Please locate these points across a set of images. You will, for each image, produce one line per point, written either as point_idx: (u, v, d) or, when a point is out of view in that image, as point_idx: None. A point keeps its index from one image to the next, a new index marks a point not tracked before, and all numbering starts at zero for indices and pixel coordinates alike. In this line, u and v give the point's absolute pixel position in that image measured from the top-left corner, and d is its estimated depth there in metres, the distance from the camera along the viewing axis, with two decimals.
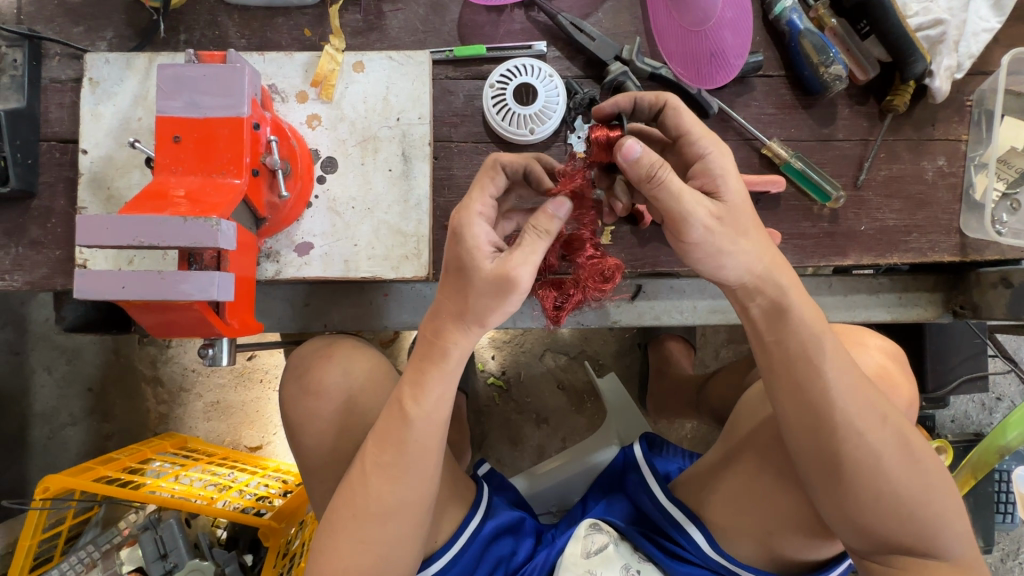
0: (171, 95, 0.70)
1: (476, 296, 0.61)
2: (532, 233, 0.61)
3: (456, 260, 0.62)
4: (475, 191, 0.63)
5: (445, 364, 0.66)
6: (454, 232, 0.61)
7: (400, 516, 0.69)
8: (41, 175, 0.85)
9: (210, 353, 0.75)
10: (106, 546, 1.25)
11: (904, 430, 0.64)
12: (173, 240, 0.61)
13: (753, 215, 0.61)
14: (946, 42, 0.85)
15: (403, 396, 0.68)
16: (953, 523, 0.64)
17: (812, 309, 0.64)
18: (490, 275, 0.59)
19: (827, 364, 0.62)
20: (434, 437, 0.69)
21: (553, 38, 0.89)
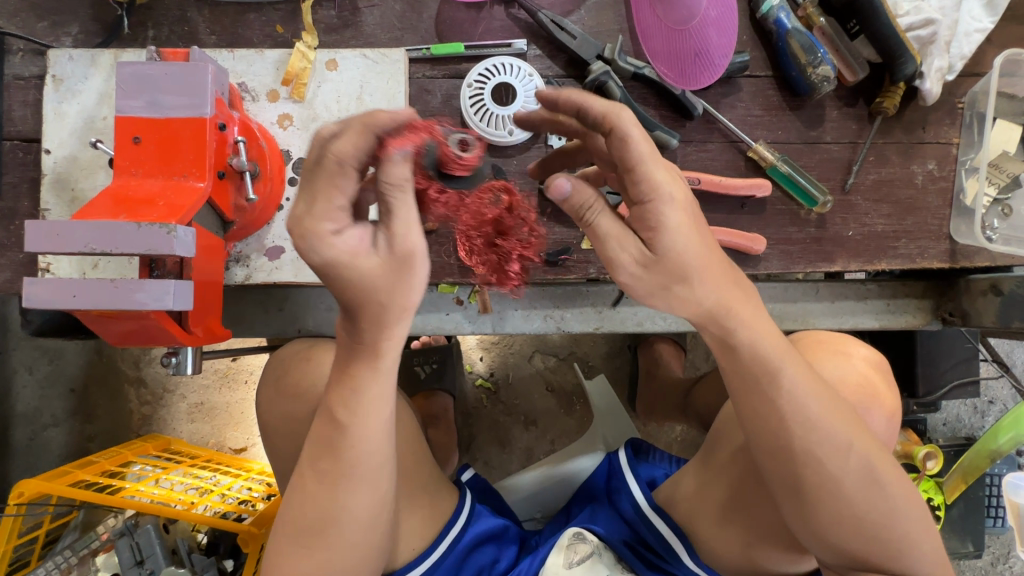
0: (131, 95, 0.68)
1: (374, 300, 0.54)
2: (391, 191, 0.53)
3: (335, 282, 0.53)
4: (306, 202, 0.50)
5: (376, 362, 0.61)
6: (318, 262, 0.51)
7: (346, 519, 0.66)
8: (5, 175, 0.82)
9: (173, 361, 0.72)
10: (83, 551, 1.22)
11: (873, 458, 0.61)
12: (127, 246, 0.58)
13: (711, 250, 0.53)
14: (937, 43, 0.82)
15: (332, 402, 0.63)
16: (922, 543, 0.63)
17: (770, 328, 0.59)
18: (384, 272, 0.53)
19: (788, 389, 0.59)
20: (375, 440, 0.65)
21: (534, 36, 0.86)
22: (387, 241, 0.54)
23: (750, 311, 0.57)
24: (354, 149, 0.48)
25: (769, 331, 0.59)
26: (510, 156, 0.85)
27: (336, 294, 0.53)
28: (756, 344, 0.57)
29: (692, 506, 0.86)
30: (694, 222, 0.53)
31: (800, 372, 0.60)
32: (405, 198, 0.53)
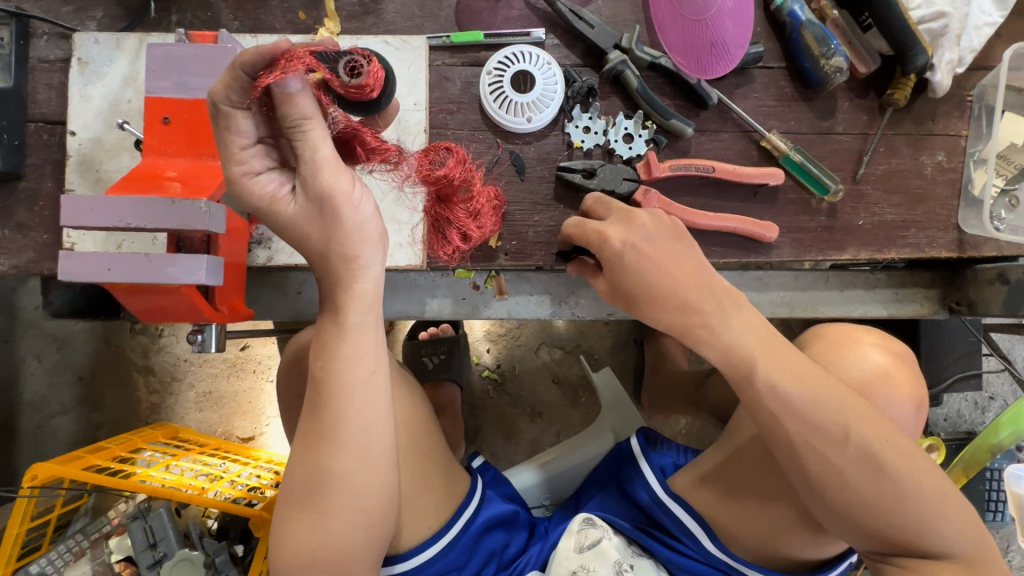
0: (161, 76, 0.69)
1: (308, 245, 0.64)
2: (295, 130, 0.58)
3: (274, 224, 0.64)
4: (227, 155, 0.60)
5: (341, 318, 0.67)
6: (253, 205, 0.62)
7: (336, 484, 0.69)
8: (29, 157, 0.83)
9: (199, 339, 0.74)
10: (95, 534, 1.25)
11: (871, 441, 0.62)
12: (160, 221, 0.61)
13: (648, 283, 0.65)
14: (948, 36, 0.84)
15: (312, 363, 0.69)
16: (942, 527, 0.63)
17: (739, 327, 0.64)
18: (304, 215, 0.62)
19: (766, 383, 0.63)
20: (363, 403, 0.69)
21: (552, 25, 0.87)
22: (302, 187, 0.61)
23: (721, 318, 0.64)
24: (229, 92, 0.56)
25: (738, 329, 0.64)
26: (528, 143, 0.86)
27: (282, 235, 0.65)
28: (724, 341, 0.64)
29: (707, 494, 0.86)
30: (647, 257, 0.66)
31: (779, 361, 0.63)
32: (306, 138, 0.59)
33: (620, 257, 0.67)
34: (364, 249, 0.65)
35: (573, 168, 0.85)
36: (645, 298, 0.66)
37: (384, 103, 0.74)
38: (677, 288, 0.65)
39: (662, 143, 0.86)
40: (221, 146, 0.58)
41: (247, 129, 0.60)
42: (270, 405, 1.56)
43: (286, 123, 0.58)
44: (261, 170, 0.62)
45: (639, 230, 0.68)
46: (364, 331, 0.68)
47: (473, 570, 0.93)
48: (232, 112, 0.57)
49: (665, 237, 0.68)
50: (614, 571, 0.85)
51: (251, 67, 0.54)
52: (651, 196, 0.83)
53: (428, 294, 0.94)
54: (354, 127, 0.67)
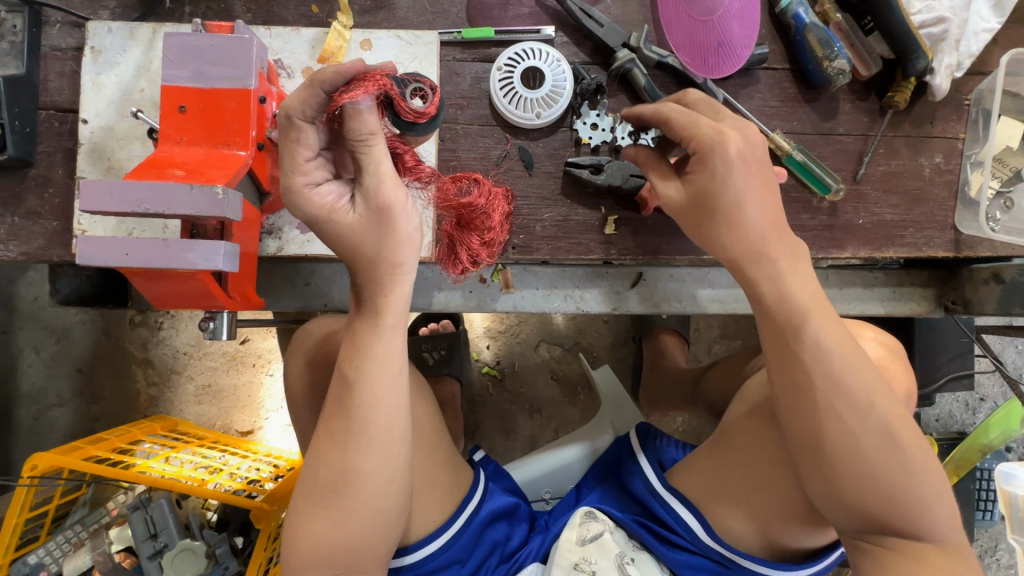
0: (178, 65, 0.69)
1: (360, 253, 0.66)
2: (360, 148, 0.60)
3: (328, 235, 0.66)
4: (291, 168, 0.62)
5: (377, 320, 0.69)
6: (306, 216, 0.64)
7: (359, 480, 0.69)
8: (39, 144, 0.83)
9: (210, 327, 0.75)
10: (94, 526, 1.22)
11: (895, 426, 0.62)
12: (178, 207, 0.61)
13: (740, 210, 0.65)
14: (947, 40, 0.86)
15: (343, 360, 0.70)
16: (937, 510, 0.63)
17: (797, 278, 0.65)
18: (361, 225, 0.64)
19: (810, 337, 0.63)
20: (392, 401, 0.70)
21: (562, 23, 0.89)
22: (361, 198, 0.64)
23: (774, 264, 0.65)
24: (304, 107, 0.59)
25: (795, 279, 0.65)
26: (536, 139, 0.88)
27: (331, 244, 0.67)
28: (785, 282, 0.64)
29: (704, 483, 0.87)
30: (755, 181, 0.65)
31: (826, 318, 0.64)
32: (371, 153, 0.61)
33: (728, 167, 0.65)
34: (410, 257, 0.67)
35: (581, 164, 0.86)
36: (733, 232, 0.66)
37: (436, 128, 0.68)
38: (759, 225, 0.65)
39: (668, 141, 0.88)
40: (287, 157, 0.61)
41: (313, 142, 0.62)
42: (269, 399, 1.56)
43: (353, 137, 0.60)
44: (320, 182, 0.64)
45: (746, 141, 0.66)
46: (396, 334, 0.70)
47: (476, 562, 0.93)
48: (303, 126, 0.60)
49: (761, 158, 0.67)
50: (616, 564, 0.86)
51: (329, 83, 0.57)
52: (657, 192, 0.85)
53: (435, 287, 0.95)
54: (395, 145, 0.70)
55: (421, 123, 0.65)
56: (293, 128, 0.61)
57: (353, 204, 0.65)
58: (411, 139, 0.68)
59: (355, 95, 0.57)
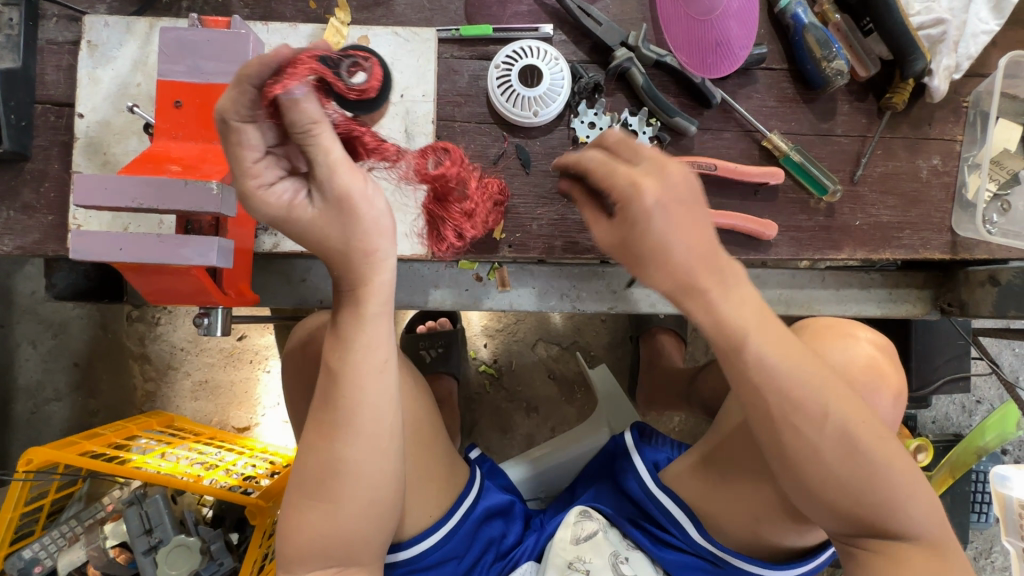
0: (174, 59, 0.69)
1: (329, 247, 0.64)
2: (308, 136, 0.57)
3: (294, 235, 0.63)
4: (240, 174, 0.58)
5: (359, 310, 0.68)
6: (268, 219, 0.61)
7: (347, 472, 0.69)
8: (36, 138, 0.83)
9: (205, 323, 0.75)
10: (89, 521, 1.22)
11: (869, 442, 0.61)
12: (171, 203, 0.62)
13: (666, 249, 0.57)
14: (946, 42, 0.86)
15: (329, 353, 0.69)
16: (909, 505, 0.63)
17: (735, 304, 0.59)
18: (325, 219, 0.62)
19: (755, 356, 0.59)
20: (378, 392, 0.70)
21: (560, 21, 0.88)
22: (318, 191, 0.61)
23: (714, 291, 0.59)
24: (238, 108, 0.54)
25: (737, 303, 0.59)
26: (534, 137, 0.87)
27: (299, 242, 0.64)
28: (722, 312, 0.58)
29: (696, 481, 0.87)
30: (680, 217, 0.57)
31: (772, 334, 0.60)
32: (318, 142, 0.58)
33: (646, 214, 0.57)
34: (382, 243, 0.66)
35: None
36: (658, 271, 0.58)
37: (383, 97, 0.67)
38: (690, 260, 0.58)
39: (666, 141, 0.87)
40: (234, 163, 0.57)
41: (256, 142, 0.58)
42: (266, 395, 1.56)
43: (296, 129, 0.57)
44: (274, 181, 0.61)
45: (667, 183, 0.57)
46: (379, 323, 0.69)
47: (472, 560, 0.93)
48: (242, 127, 0.55)
49: (689, 198, 0.58)
50: (610, 563, 0.87)
51: (257, 78, 0.53)
52: None
53: (431, 284, 0.95)
54: (351, 127, 0.67)
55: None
56: (232, 132, 0.57)
57: (311, 199, 0.62)
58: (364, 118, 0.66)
59: (288, 85, 0.53)
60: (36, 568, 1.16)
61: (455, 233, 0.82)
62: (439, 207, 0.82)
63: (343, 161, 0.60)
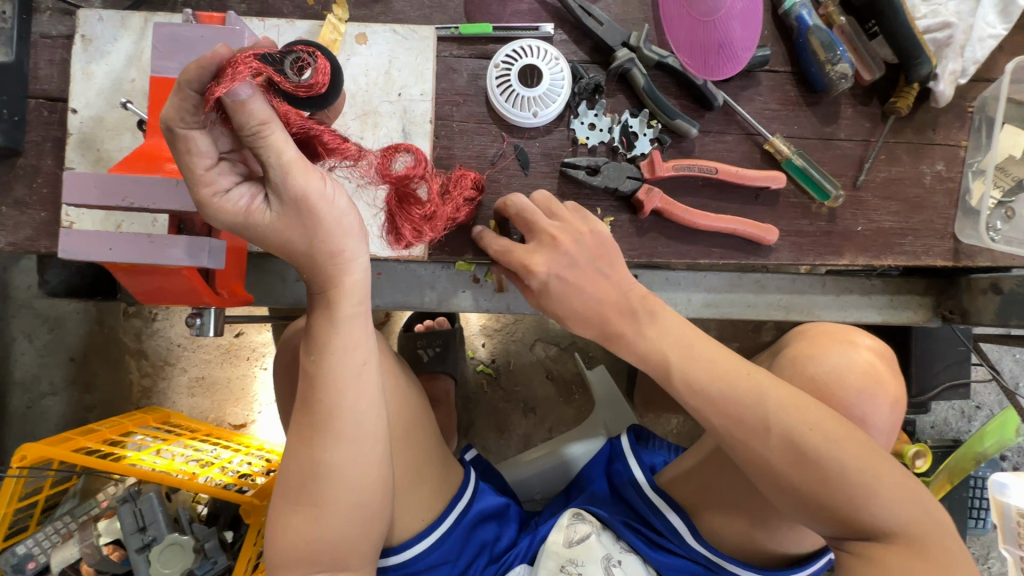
0: (168, 56, 0.68)
1: (292, 251, 0.60)
2: (258, 142, 0.52)
3: (256, 239, 0.60)
4: (191, 180, 0.54)
5: (332, 310, 0.66)
6: (228, 225, 0.58)
7: (327, 476, 0.69)
8: (29, 133, 0.82)
9: (197, 323, 0.74)
10: (82, 517, 1.23)
11: (842, 448, 0.62)
12: (163, 203, 0.61)
13: (572, 310, 0.73)
14: (952, 46, 0.84)
15: (304, 354, 0.69)
16: (899, 515, 0.61)
17: (656, 336, 0.70)
18: (286, 224, 0.58)
19: (686, 381, 0.68)
20: (355, 395, 0.69)
21: (561, 20, 0.87)
22: (274, 195, 0.56)
23: (635, 327, 0.71)
24: (182, 114, 0.51)
25: (657, 335, 0.70)
26: (532, 138, 0.86)
27: (263, 246, 0.61)
28: (640, 349, 0.70)
29: (692, 487, 0.87)
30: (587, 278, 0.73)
31: (704, 358, 0.68)
32: (269, 144, 0.52)
33: (544, 286, 0.73)
34: (348, 243, 0.62)
35: (577, 164, 0.85)
36: (577, 321, 0.74)
37: (338, 97, 0.62)
38: (602, 310, 0.73)
39: (667, 143, 0.86)
40: (184, 172, 0.52)
41: (207, 146, 0.53)
42: (262, 392, 1.55)
43: (244, 132, 0.51)
44: (231, 186, 0.56)
45: (559, 259, 0.73)
46: (355, 323, 0.68)
47: (465, 563, 0.93)
48: (189, 134, 0.51)
49: (587, 262, 0.73)
50: (603, 566, 0.85)
51: (196, 81, 0.49)
52: (653, 194, 0.83)
53: (428, 285, 0.94)
54: (308, 127, 0.59)
55: (319, 94, 0.59)
56: (180, 139, 0.52)
57: (270, 202, 0.58)
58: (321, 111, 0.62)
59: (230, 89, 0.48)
60: (29, 565, 1.16)
61: (415, 235, 0.76)
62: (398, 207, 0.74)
63: (299, 165, 0.54)
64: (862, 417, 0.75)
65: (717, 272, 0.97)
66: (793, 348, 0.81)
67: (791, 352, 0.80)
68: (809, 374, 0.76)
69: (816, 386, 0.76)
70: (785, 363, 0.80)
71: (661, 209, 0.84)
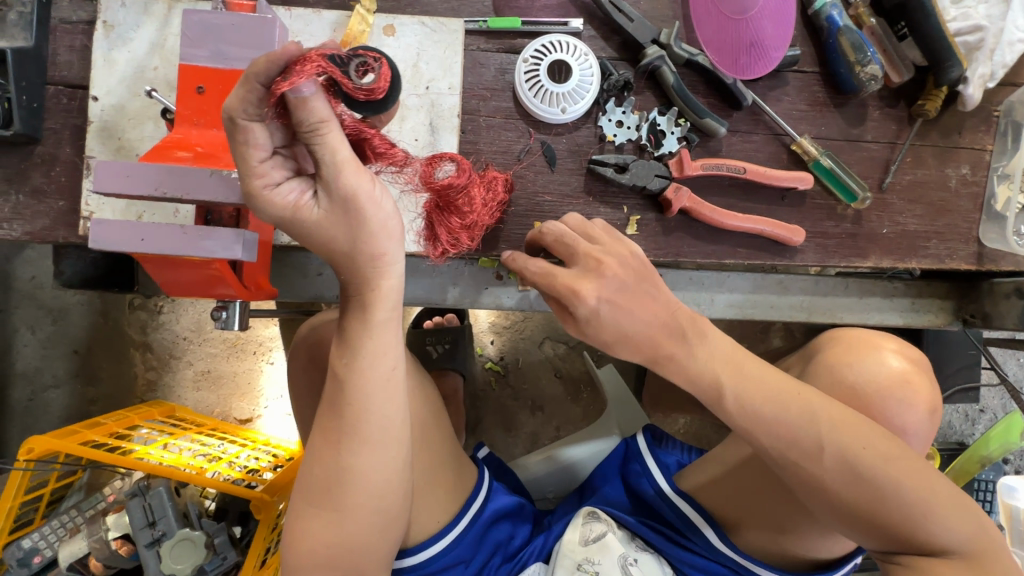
0: (197, 44, 0.67)
1: (335, 249, 0.60)
2: (315, 138, 0.52)
3: (299, 236, 0.59)
4: (245, 173, 0.54)
5: (366, 315, 0.65)
6: (274, 219, 0.57)
7: (352, 480, 0.68)
8: (47, 121, 0.80)
9: (222, 317, 0.73)
10: (90, 511, 1.21)
11: (872, 455, 0.63)
12: (195, 193, 0.60)
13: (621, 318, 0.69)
14: (983, 49, 0.84)
15: (333, 357, 0.68)
16: (935, 516, 0.62)
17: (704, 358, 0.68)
18: (332, 222, 0.58)
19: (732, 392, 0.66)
20: (383, 399, 0.68)
21: (590, 16, 0.86)
22: (323, 192, 0.56)
23: (685, 348, 0.69)
24: (245, 105, 0.50)
25: (707, 355, 0.68)
26: (559, 134, 0.85)
27: (304, 243, 0.61)
28: (691, 369, 0.68)
29: (714, 489, 0.86)
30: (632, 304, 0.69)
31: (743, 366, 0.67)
32: (325, 142, 0.53)
33: (593, 313, 0.68)
34: (390, 246, 0.62)
35: (605, 162, 0.84)
36: (624, 347, 0.69)
37: (394, 100, 0.61)
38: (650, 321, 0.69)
39: (695, 142, 0.85)
40: (239, 163, 0.53)
41: (264, 140, 0.53)
42: (269, 387, 1.53)
43: (303, 128, 0.52)
44: (281, 180, 0.57)
45: (607, 282, 0.69)
46: (388, 328, 0.67)
47: (479, 563, 0.92)
48: (249, 126, 0.51)
49: (634, 283, 0.70)
50: (620, 565, 0.84)
51: (264, 74, 0.49)
52: (682, 193, 0.83)
53: (449, 283, 0.94)
54: (360, 129, 0.60)
55: (378, 99, 0.59)
56: (238, 129, 0.52)
57: (318, 200, 0.57)
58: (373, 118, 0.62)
59: (295, 82, 0.49)
60: (36, 558, 1.14)
61: (455, 243, 0.78)
62: (441, 215, 0.76)
63: (351, 164, 0.55)
64: (900, 426, 0.75)
65: (739, 273, 0.96)
66: (830, 355, 0.81)
67: (826, 359, 0.81)
68: (848, 382, 0.77)
69: (855, 393, 0.76)
70: (823, 371, 0.80)
71: (689, 208, 0.84)
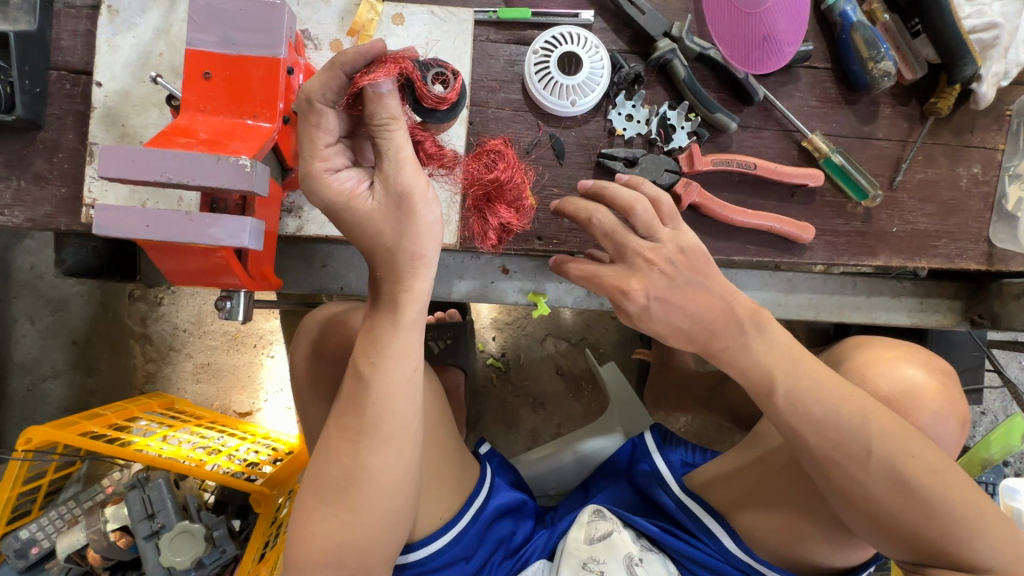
0: (204, 29, 0.66)
1: (380, 243, 0.61)
2: (382, 133, 0.57)
3: (346, 225, 0.61)
4: (308, 152, 0.58)
5: (395, 316, 0.65)
6: (325, 204, 0.60)
7: (369, 480, 0.67)
8: (49, 106, 0.79)
9: (226, 307, 0.72)
10: (88, 503, 1.19)
11: (881, 453, 0.64)
12: (202, 179, 0.58)
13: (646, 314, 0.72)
14: (998, 47, 0.83)
15: (357, 356, 0.67)
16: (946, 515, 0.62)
17: (748, 357, 0.68)
18: (380, 214, 0.60)
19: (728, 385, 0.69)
20: (398, 398, 0.67)
21: (601, 8, 0.85)
22: (380, 184, 0.59)
23: (723, 350, 0.69)
24: (325, 89, 0.56)
25: (761, 349, 0.68)
26: (568, 127, 0.85)
27: (349, 235, 0.62)
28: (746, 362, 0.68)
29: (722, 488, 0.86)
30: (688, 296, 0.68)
31: (761, 362, 0.68)
32: (392, 138, 0.57)
33: (644, 310, 0.69)
34: (432, 248, 0.63)
35: (615, 156, 0.84)
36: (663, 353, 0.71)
37: (457, 115, 0.67)
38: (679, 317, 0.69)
39: (705, 137, 0.85)
40: (306, 142, 0.57)
41: (332, 126, 0.58)
42: (269, 380, 1.52)
43: (374, 122, 0.56)
44: (340, 168, 0.60)
45: (657, 280, 0.68)
46: (415, 330, 0.66)
47: (481, 560, 0.91)
48: (324, 109, 0.56)
49: (687, 279, 0.68)
50: (625, 564, 0.83)
51: (349, 65, 0.55)
52: (691, 188, 0.82)
53: (455, 276, 0.93)
54: (416, 131, 0.68)
55: (443, 109, 0.64)
56: (313, 112, 0.57)
57: (372, 192, 0.60)
58: (433, 125, 0.67)
59: (377, 77, 0.54)
60: (32, 549, 1.12)
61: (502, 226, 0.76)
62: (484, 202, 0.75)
63: (411, 162, 0.58)
64: (932, 437, 0.75)
65: (747, 270, 0.96)
66: (853, 363, 0.81)
67: (852, 366, 0.80)
68: (881, 395, 0.76)
69: (890, 403, 0.75)
70: (850, 376, 0.79)
71: (699, 204, 0.83)
